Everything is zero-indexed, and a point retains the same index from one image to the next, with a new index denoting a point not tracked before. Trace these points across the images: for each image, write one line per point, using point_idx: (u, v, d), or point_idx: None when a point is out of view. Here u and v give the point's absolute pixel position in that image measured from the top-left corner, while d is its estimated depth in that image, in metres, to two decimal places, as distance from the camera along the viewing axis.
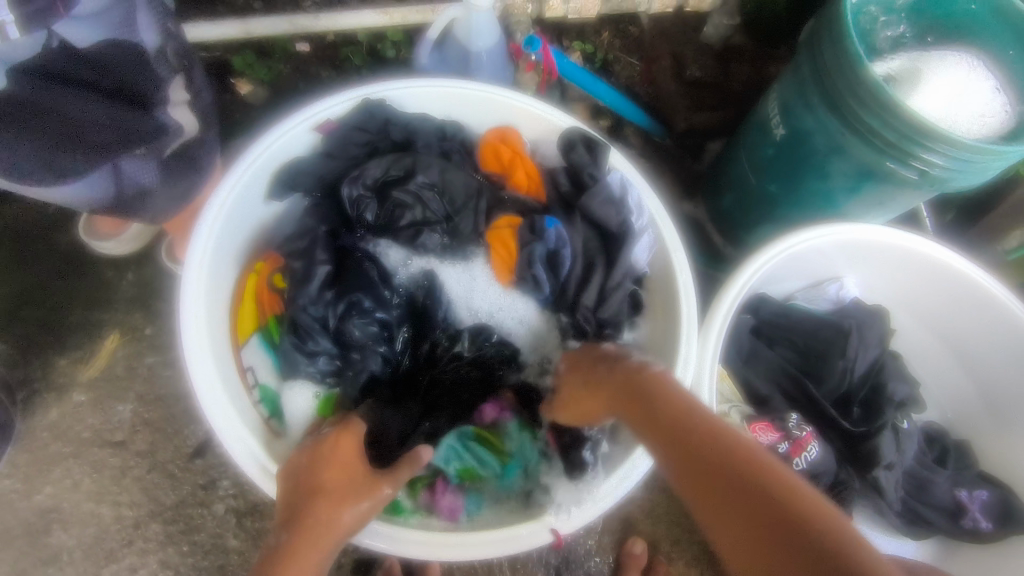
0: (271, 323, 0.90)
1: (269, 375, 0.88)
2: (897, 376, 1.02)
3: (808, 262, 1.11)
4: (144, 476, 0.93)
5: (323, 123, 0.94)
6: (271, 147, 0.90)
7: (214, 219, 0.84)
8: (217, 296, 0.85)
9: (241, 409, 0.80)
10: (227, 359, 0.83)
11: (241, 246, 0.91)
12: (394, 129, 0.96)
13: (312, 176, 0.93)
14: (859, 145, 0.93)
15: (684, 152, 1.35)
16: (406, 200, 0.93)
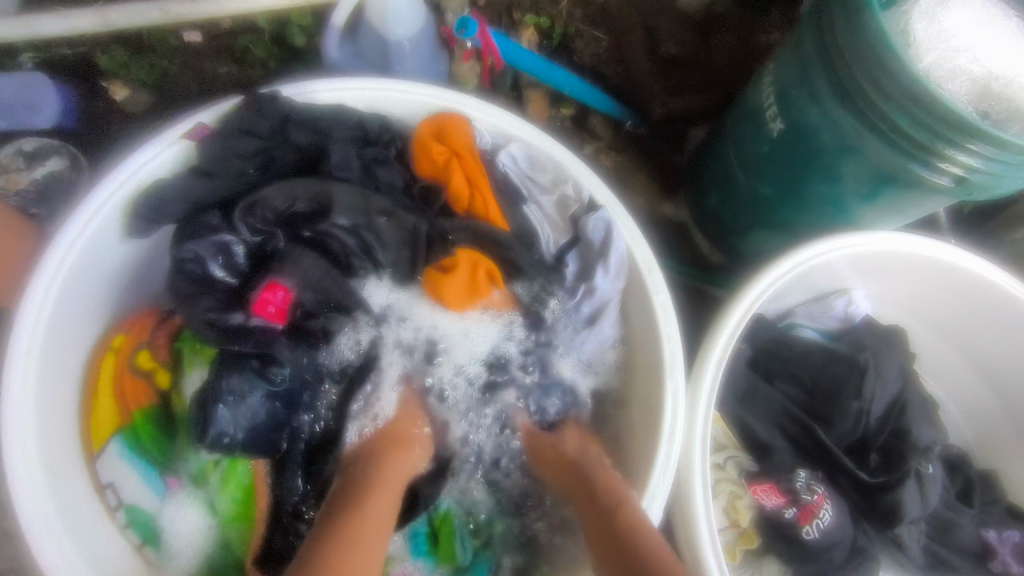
0: (137, 422, 0.67)
1: (138, 491, 0.66)
2: (922, 417, 0.84)
3: (813, 278, 0.93)
4: None
5: (194, 128, 0.70)
6: (131, 175, 0.67)
7: (53, 282, 0.61)
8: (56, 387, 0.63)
9: (101, 557, 0.59)
10: (74, 485, 0.61)
11: (98, 308, 0.69)
12: (297, 132, 0.72)
13: (181, 201, 0.69)
14: (880, 146, 0.74)
15: (663, 141, 1.15)
16: (319, 233, 0.71)
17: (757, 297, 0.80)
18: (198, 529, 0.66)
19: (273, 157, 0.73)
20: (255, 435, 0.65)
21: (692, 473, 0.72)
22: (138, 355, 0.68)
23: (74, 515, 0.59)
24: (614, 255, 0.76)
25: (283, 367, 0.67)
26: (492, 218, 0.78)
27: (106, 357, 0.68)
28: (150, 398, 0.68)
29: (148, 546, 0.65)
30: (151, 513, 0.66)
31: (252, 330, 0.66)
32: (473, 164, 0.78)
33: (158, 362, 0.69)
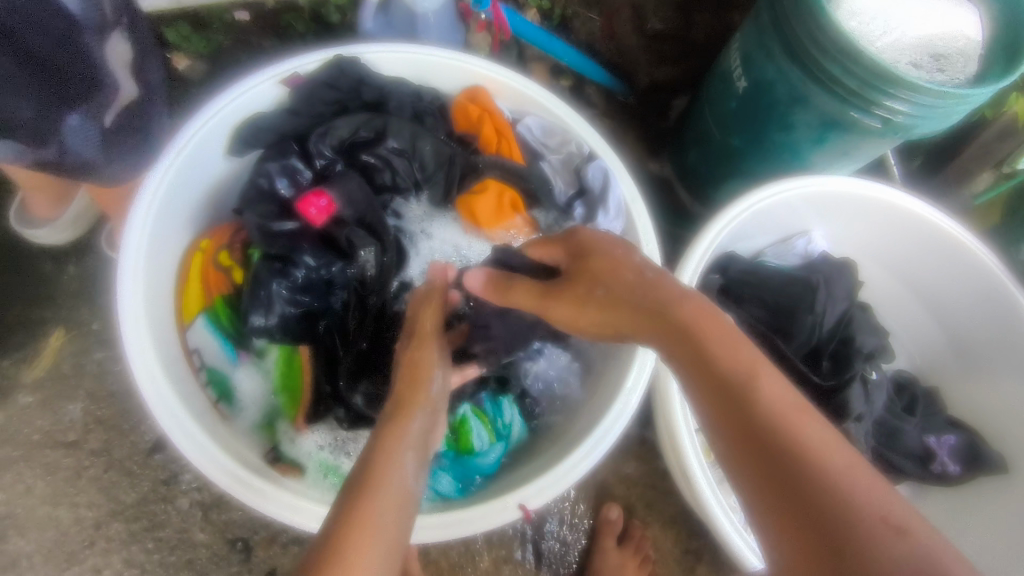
0: (218, 303, 0.83)
1: (216, 356, 0.81)
2: (865, 329, 1.01)
3: (779, 215, 1.08)
4: (101, 476, 0.90)
5: (290, 77, 0.88)
6: (230, 103, 0.85)
7: (159, 181, 0.79)
8: (159, 266, 0.79)
9: (185, 395, 0.74)
10: (170, 342, 0.77)
11: (190, 212, 0.86)
12: (367, 90, 0.90)
13: (273, 131, 0.87)
14: (822, 94, 0.90)
15: (648, 109, 1.31)
16: (376, 162, 0.90)
17: (728, 221, 0.98)
18: (259, 392, 0.83)
19: (347, 103, 0.91)
20: (287, 327, 0.81)
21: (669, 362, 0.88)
22: (220, 253, 0.84)
23: (169, 362, 0.75)
24: (611, 201, 0.92)
25: (299, 269, 0.81)
26: (515, 158, 0.95)
27: (196, 253, 0.84)
28: (228, 287, 0.84)
29: (222, 402, 0.80)
30: (226, 377, 0.81)
31: (308, 234, 0.82)
32: (500, 116, 0.94)
33: (235, 260, 0.85)
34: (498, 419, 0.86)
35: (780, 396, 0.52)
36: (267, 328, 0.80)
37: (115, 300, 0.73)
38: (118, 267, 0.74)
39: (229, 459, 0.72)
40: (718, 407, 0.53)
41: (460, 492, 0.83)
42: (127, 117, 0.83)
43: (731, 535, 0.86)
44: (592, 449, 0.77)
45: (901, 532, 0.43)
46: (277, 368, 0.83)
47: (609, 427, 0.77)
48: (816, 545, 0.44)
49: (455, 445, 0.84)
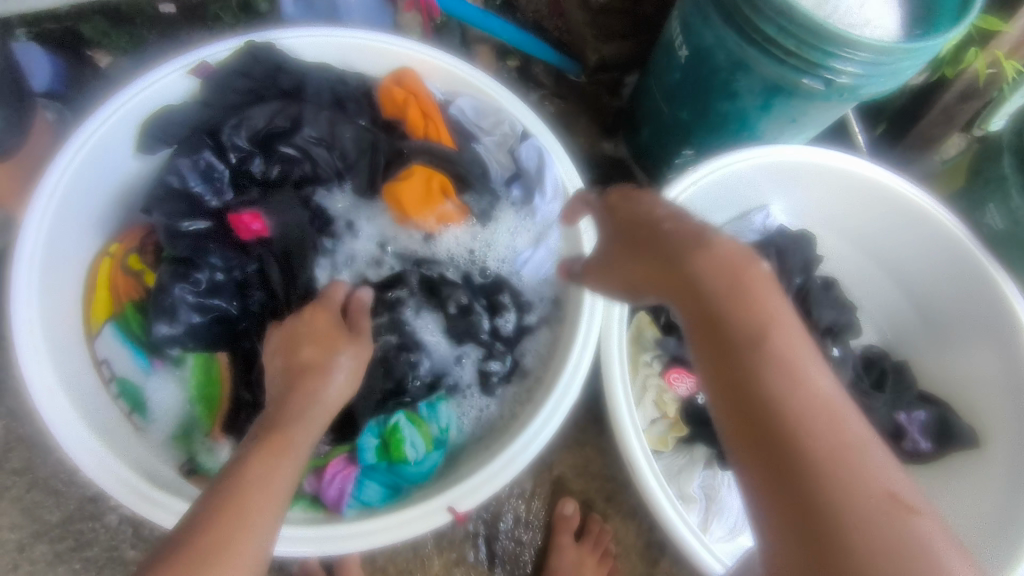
0: (129, 310, 0.78)
1: (128, 367, 0.77)
2: (822, 303, 0.97)
3: (730, 189, 1.04)
4: (23, 495, 0.86)
5: (198, 66, 0.84)
6: (132, 99, 0.81)
7: (57, 183, 0.74)
8: (61, 273, 0.75)
9: (88, 410, 0.70)
10: (73, 354, 0.73)
11: (98, 215, 0.81)
12: (283, 76, 0.85)
13: (184, 126, 0.82)
14: (762, 59, 0.84)
15: (600, 87, 1.27)
16: (293, 153, 0.85)
17: (677, 193, 0.93)
18: (177, 401, 0.78)
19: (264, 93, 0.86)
20: (201, 333, 0.77)
21: (611, 351, 0.82)
22: (128, 258, 0.80)
23: (70, 375, 0.70)
24: (549, 179, 0.89)
25: (204, 271, 0.78)
26: (445, 143, 0.91)
27: (105, 258, 0.80)
28: (141, 293, 0.80)
29: (135, 415, 0.76)
30: (140, 388, 0.77)
31: (219, 234, 0.80)
32: (427, 100, 0.91)
33: (146, 264, 0.80)
34: (434, 425, 0.81)
35: (748, 331, 0.44)
36: (175, 337, 0.76)
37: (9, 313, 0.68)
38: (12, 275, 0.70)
39: (135, 474, 0.68)
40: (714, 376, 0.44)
41: (385, 501, 0.77)
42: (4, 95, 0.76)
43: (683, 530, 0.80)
44: (529, 445, 0.74)
45: (908, 512, 0.38)
46: (194, 378, 0.78)
47: (544, 423, 0.75)
48: (800, 526, 0.39)
49: (386, 454, 0.79)
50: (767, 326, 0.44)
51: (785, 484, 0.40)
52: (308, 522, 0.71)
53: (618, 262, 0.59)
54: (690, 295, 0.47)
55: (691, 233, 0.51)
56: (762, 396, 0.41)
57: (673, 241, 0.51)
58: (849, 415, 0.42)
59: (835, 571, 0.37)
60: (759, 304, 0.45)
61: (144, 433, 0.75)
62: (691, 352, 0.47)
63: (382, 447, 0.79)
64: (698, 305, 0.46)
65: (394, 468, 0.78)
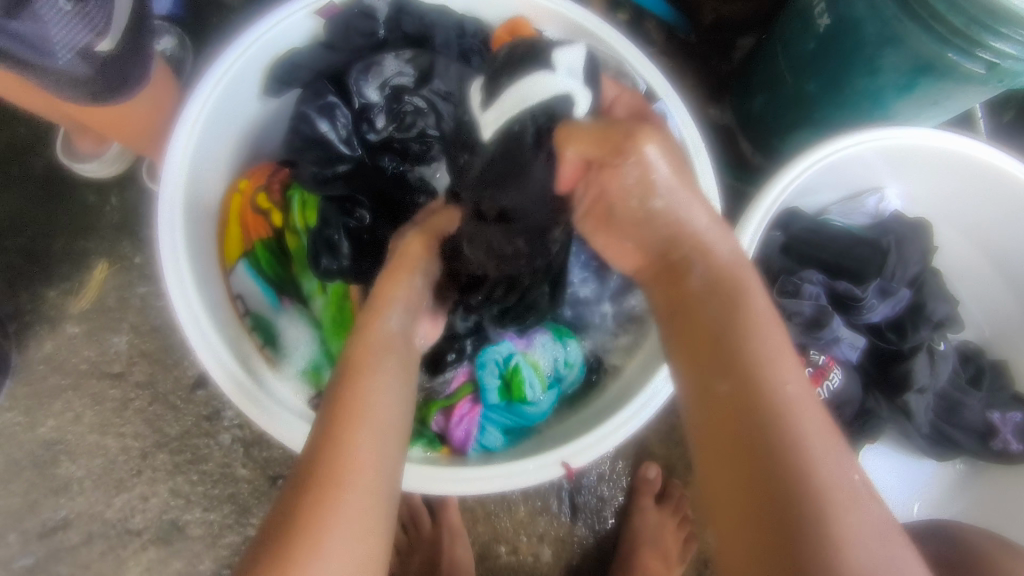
0: (258, 250, 0.82)
1: (259, 303, 0.81)
2: (937, 295, 0.93)
3: (846, 172, 1.00)
4: (146, 407, 0.91)
5: (323, 8, 0.81)
6: (261, 37, 0.79)
7: (194, 122, 0.75)
8: (201, 212, 0.78)
9: (233, 339, 0.75)
10: (215, 289, 0.77)
11: (229, 157, 0.83)
12: (407, 20, 0.83)
13: (309, 70, 0.81)
14: (921, 35, 0.79)
15: (712, 49, 1.20)
16: (421, 106, 0.81)
17: (792, 178, 0.89)
18: (303, 336, 0.82)
19: (380, 30, 0.83)
20: (357, 271, 0.80)
21: None
22: (257, 196, 0.83)
23: (215, 308, 0.74)
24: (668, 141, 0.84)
25: (359, 213, 0.82)
26: None
27: (235, 197, 0.82)
28: (268, 233, 0.84)
29: (267, 347, 0.79)
30: (271, 323, 0.81)
31: (359, 175, 0.82)
32: None
33: (273, 203, 0.84)
34: (548, 367, 0.81)
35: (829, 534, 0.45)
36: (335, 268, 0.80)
37: (160, 249, 0.71)
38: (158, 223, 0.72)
39: (281, 407, 0.72)
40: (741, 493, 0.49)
41: (508, 445, 0.80)
42: (122, 42, 0.73)
43: None
44: (631, 419, 0.73)
45: None
46: (318, 321, 0.82)
47: (660, 389, 0.73)
48: None
49: (508, 393, 0.80)
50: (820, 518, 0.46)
51: None
52: (428, 462, 0.75)
53: (695, 343, 0.56)
54: (747, 407, 0.51)
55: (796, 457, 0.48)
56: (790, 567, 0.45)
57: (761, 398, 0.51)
58: None
59: None
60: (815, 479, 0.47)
61: (276, 365, 0.79)
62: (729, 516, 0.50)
63: (501, 386, 0.81)
64: (700, 366, 0.55)
65: (516, 406, 0.80)
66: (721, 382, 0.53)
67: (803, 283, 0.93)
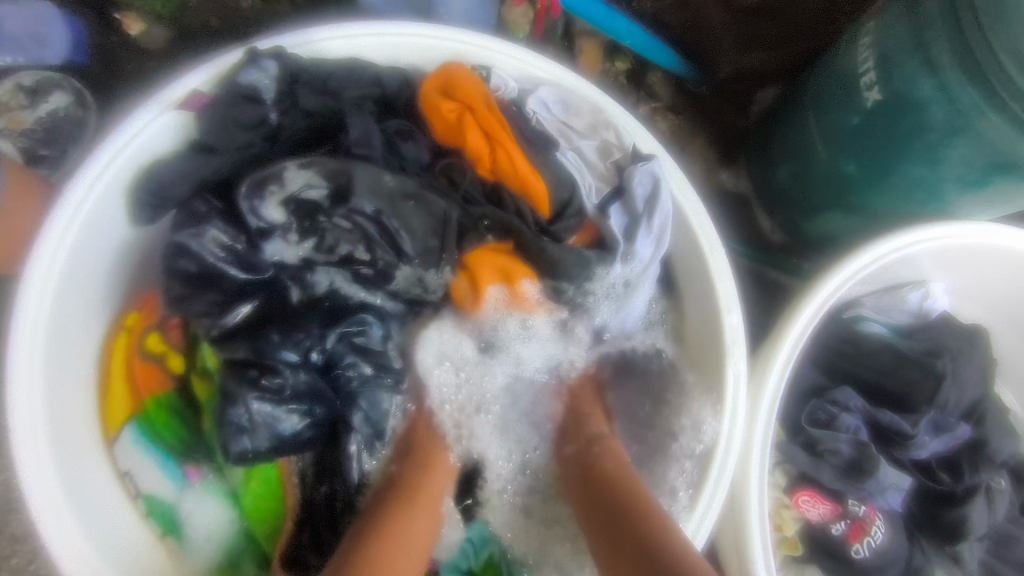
0: (151, 409, 0.66)
1: (155, 481, 0.65)
2: (999, 429, 0.78)
3: (887, 270, 0.82)
4: (28, 568, 0.75)
5: (188, 99, 0.65)
6: (118, 154, 0.62)
7: (41, 285, 0.58)
8: (69, 388, 0.62)
9: (117, 552, 0.59)
10: (94, 486, 0.61)
11: (99, 304, 0.66)
12: (306, 92, 0.67)
13: (183, 181, 0.65)
14: (1004, 128, 0.63)
15: (725, 102, 1.02)
16: (344, 225, 0.65)
17: (826, 300, 0.71)
18: (220, 521, 0.65)
19: (270, 112, 0.68)
20: (282, 447, 0.63)
21: (750, 482, 0.67)
22: (147, 338, 0.67)
23: (93, 518, 0.59)
24: (658, 214, 0.72)
25: (280, 372, 0.63)
26: (520, 168, 0.70)
27: (119, 340, 0.67)
28: (163, 383, 0.67)
29: (169, 536, 0.65)
30: (171, 504, 0.66)
31: (266, 318, 0.65)
32: (486, 114, 0.70)
33: (169, 346, 0.67)
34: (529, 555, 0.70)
35: None
36: (253, 450, 0.62)
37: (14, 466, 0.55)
38: (12, 445, 0.55)
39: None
40: None
41: None
42: None
43: None
44: None
45: None
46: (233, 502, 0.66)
47: None
48: None
49: None
50: None
51: None
52: None
53: None
54: None
55: None
56: None
57: None
58: None
59: None
60: None
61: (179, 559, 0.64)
62: None
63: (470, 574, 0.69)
64: None
65: None
66: None
67: (839, 412, 0.77)
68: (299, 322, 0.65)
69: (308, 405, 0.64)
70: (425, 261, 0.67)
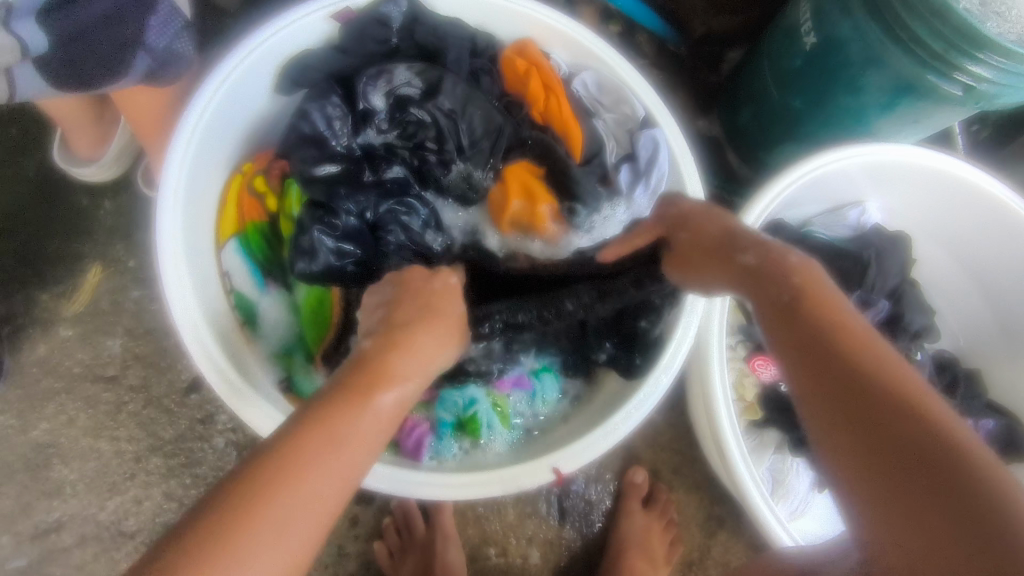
0: (251, 232, 0.84)
1: (244, 283, 0.83)
2: (916, 307, 0.97)
3: (829, 185, 1.02)
4: (140, 411, 0.91)
5: (341, 12, 0.85)
6: (275, 33, 0.82)
7: (197, 117, 0.77)
8: (201, 194, 0.80)
9: (214, 317, 0.77)
10: (204, 265, 0.79)
11: (233, 145, 0.85)
12: (420, 31, 0.86)
13: (320, 71, 0.84)
14: (902, 57, 0.82)
15: (700, 60, 1.22)
16: (423, 119, 0.83)
17: (787, 185, 0.93)
18: (282, 319, 0.85)
19: (393, 38, 0.86)
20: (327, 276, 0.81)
21: (710, 333, 0.86)
22: (255, 179, 0.85)
23: (200, 288, 0.76)
24: (656, 172, 0.85)
25: (341, 217, 0.80)
26: (564, 114, 0.86)
27: (237, 176, 0.85)
28: (261, 214, 0.85)
29: (247, 325, 0.82)
30: (252, 302, 0.83)
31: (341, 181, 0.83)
32: (551, 73, 0.87)
33: (270, 187, 0.86)
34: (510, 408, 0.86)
35: (915, 451, 0.42)
36: (309, 270, 0.79)
37: (155, 227, 0.73)
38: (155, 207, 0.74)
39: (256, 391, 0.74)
40: (828, 405, 0.48)
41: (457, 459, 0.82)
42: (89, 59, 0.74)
43: (753, 495, 0.87)
44: (621, 421, 0.76)
45: (962, 466, 0.41)
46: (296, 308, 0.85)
47: (638, 406, 0.76)
48: (919, 466, 0.42)
49: (466, 428, 0.83)
50: (923, 408, 0.45)
51: (897, 450, 0.43)
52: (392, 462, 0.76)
53: (787, 344, 0.53)
54: (850, 392, 0.47)
55: (903, 382, 0.47)
56: (907, 443, 0.43)
57: (869, 370, 0.48)
58: (931, 512, 0.40)
59: (966, 511, 0.39)
60: (906, 394, 0.46)
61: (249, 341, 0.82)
62: (815, 432, 0.48)
63: (462, 416, 0.84)
64: (819, 366, 0.50)
65: (473, 442, 0.84)
66: (806, 402, 0.50)
67: None
68: (371, 188, 0.84)
69: (354, 248, 0.81)
70: (471, 158, 0.84)
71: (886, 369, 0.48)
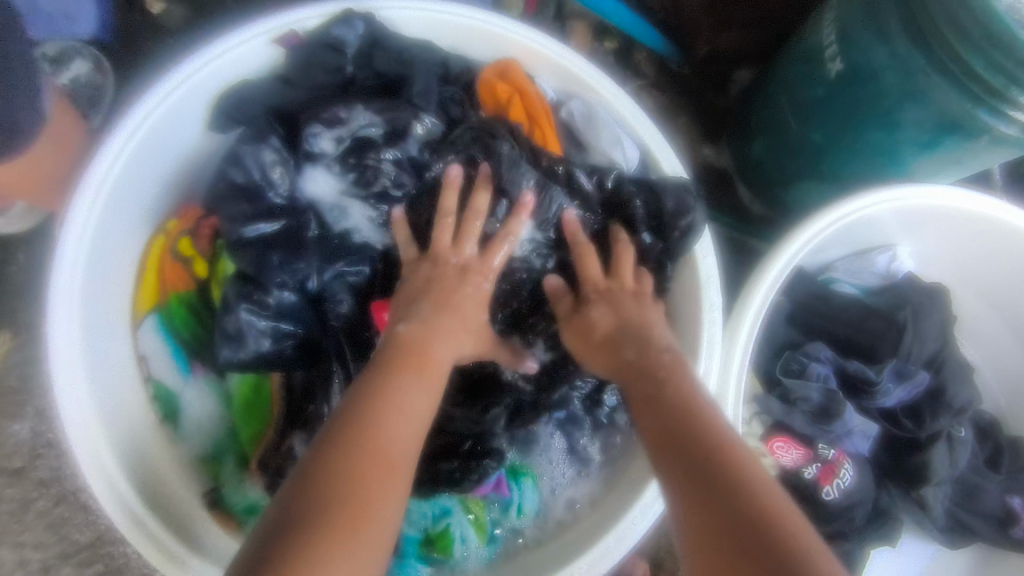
0: (174, 305, 0.72)
1: (164, 369, 0.71)
2: (960, 379, 0.83)
3: (855, 234, 0.88)
4: (51, 510, 0.81)
5: (285, 36, 0.72)
6: (204, 66, 0.69)
7: (106, 173, 0.65)
8: (111, 264, 0.68)
9: (119, 420, 0.65)
10: (109, 353, 0.67)
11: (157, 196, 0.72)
12: (380, 57, 0.73)
13: (261, 105, 0.71)
14: (949, 91, 0.68)
15: (704, 80, 1.08)
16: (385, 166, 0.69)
17: (818, 231, 0.78)
18: (209, 414, 0.71)
19: (348, 67, 0.73)
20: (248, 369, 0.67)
21: (724, 420, 0.73)
22: (181, 241, 0.72)
23: (103, 385, 0.65)
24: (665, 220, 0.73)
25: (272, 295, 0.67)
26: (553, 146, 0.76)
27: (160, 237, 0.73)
28: (188, 284, 0.73)
29: (166, 420, 0.71)
30: (173, 391, 0.71)
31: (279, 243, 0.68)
32: (535, 99, 0.75)
33: (198, 251, 0.72)
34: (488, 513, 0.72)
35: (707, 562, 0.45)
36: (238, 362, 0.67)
37: (46, 311, 0.62)
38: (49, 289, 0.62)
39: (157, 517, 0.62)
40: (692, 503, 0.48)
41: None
42: None
43: None
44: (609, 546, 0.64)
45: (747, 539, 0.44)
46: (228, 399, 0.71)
47: (644, 513, 0.65)
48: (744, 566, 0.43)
49: (434, 545, 0.71)
50: (769, 515, 0.45)
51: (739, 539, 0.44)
52: None
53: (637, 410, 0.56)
54: (693, 469, 0.49)
55: (742, 463, 0.49)
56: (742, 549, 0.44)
57: (682, 446, 0.51)
58: None
59: None
60: (760, 480, 0.47)
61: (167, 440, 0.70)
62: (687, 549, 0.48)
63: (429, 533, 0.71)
64: (699, 477, 0.48)
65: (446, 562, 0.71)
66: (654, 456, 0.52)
67: (810, 362, 0.82)
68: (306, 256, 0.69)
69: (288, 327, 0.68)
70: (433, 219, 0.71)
71: (753, 463, 0.49)
